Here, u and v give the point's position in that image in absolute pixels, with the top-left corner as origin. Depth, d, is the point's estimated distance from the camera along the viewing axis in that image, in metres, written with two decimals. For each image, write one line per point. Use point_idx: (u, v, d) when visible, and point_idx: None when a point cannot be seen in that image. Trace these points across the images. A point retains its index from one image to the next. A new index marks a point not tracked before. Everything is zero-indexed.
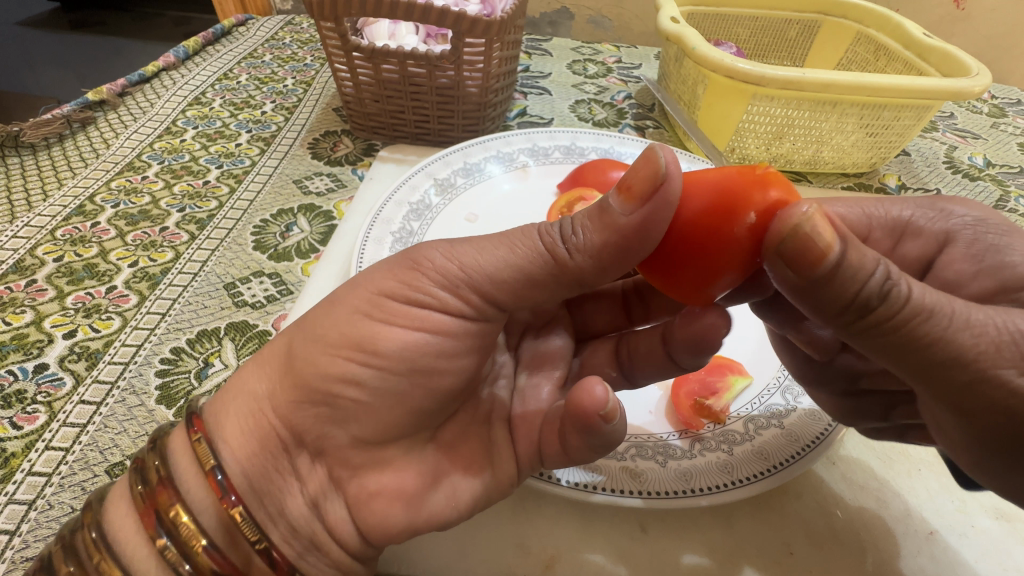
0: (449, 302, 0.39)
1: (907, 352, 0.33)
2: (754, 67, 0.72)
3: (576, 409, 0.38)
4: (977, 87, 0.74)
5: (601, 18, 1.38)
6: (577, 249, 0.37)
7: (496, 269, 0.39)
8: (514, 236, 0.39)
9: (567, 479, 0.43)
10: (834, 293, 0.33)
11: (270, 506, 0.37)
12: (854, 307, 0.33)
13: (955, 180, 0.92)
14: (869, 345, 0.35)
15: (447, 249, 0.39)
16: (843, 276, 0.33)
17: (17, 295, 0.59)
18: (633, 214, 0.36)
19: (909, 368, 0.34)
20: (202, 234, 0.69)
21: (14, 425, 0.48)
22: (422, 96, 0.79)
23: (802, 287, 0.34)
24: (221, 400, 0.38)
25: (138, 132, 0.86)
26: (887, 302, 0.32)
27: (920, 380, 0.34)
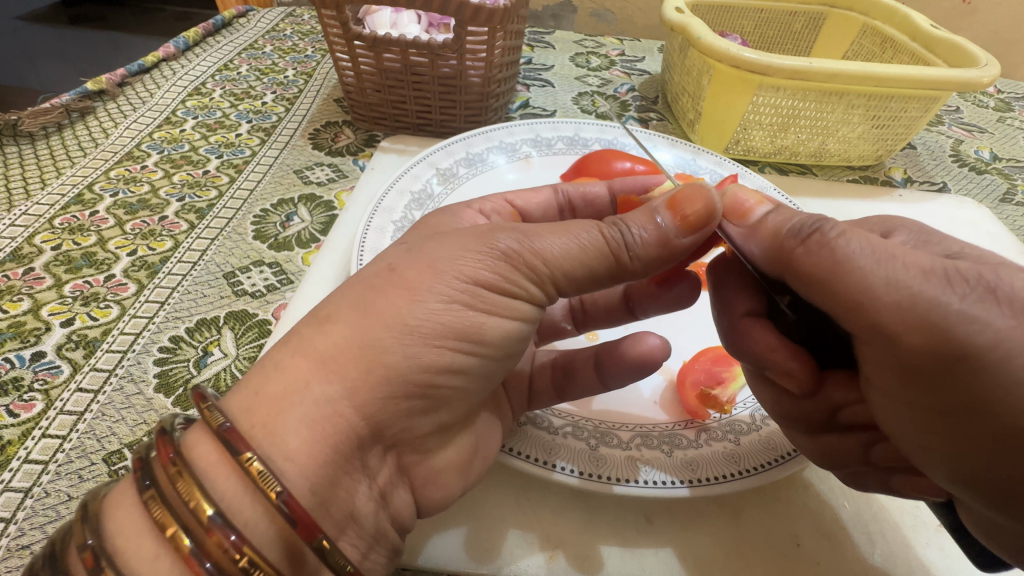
0: (536, 293, 0.38)
1: (833, 280, 0.33)
2: (760, 57, 0.71)
3: (647, 361, 0.47)
4: (986, 77, 0.73)
5: (604, 12, 1.37)
6: (638, 256, 0.39)
7: (571, 261, 0.38)
8: (581, 231, 0.38)
9: (607, 477, 0.42)
10: (766, 235, 0.38)
11: (336, 511, 0.33)
12: (777, 241, 0.37)
13: (962, 174, 0.91)
14: (798, 282, 0.36)
15: (522, 237, 0.37)
16: (769, 219, 0.39)
17: (15, 283, 0.59)
18: (688, 230, 0.39)
19: (839, 304, 0.34)
20: (202, 223, 0.68)
21: (11, 413, 0.47)
22: (424, 86, 0.79)
23: (742, 238, 0.40)
24: (261, 404, 0.31)
25: (137, 122, 0.85)
26: (804, 234, 0.36)
27: (858, 319, 0.33)
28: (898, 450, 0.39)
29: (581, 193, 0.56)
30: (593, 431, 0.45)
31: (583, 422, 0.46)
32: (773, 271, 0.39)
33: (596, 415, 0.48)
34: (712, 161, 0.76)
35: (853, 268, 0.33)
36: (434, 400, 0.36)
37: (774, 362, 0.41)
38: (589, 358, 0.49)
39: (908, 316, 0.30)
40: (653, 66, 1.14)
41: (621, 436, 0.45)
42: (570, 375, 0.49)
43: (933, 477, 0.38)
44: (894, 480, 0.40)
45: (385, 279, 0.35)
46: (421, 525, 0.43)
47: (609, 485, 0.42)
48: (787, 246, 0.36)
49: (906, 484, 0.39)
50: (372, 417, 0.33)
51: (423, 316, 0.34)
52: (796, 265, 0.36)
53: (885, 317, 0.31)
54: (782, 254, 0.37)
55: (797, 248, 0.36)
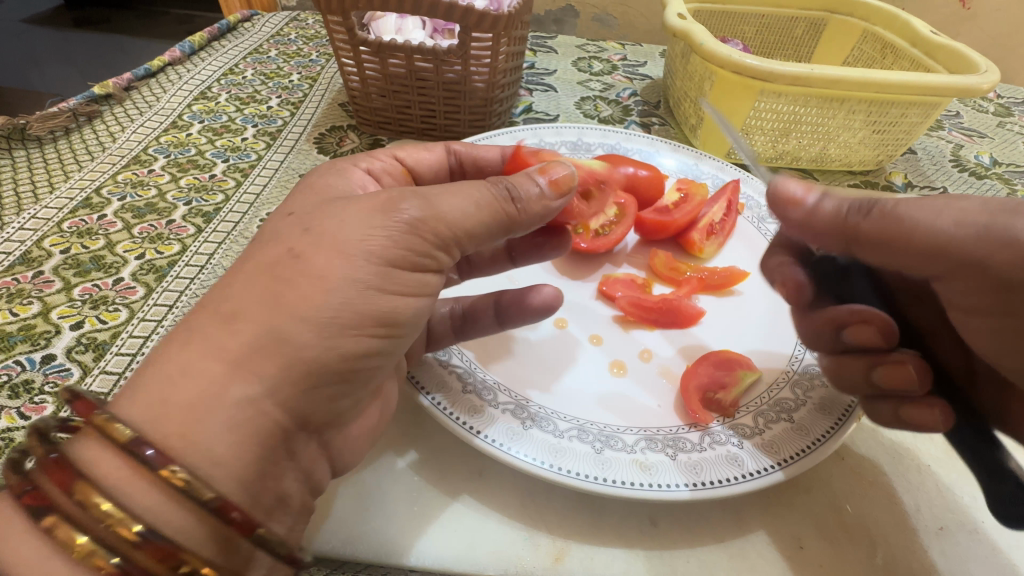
0: (445, 261, 0.40)
1: (907, 238, 0.39)
2: (761, 63, 0.72)
3: (549, 309, 0.55)
4: (986, 83, 0.74)
5: (606, 16, 1.38)
6: (525, 208, 0.41)
7: (471, 220, 0.39)
8: (477, 190, 0.40)
9: (613, 480, 0.42)
10: (829, 217, 0.42)
11: (268, 500, 0.34)
12: (842, 221, 0.41)
13: (962, 178, 0.91)
14: (871, 248, 0.41)
15: (422, 204, 0.37)
16: (824, 207, 0.42)
17: (25, 286, 0.59)
18: (558, 191, 0.43)
19: (914, 255, 0.39)
20: (209, 227, 0.68)
21: (22, 415, 0.48)
22: (428, 91, 0.80)
23: (798, 224, 0.43)
24: (198, 427, 0.28)
25: (143, 126, 0.86)
26: (867, 211, 0.40)
27: (934, 260, 0.39)
28: (898, 377, 0.44)
29: (474, 158, 0.56)
30: (598, 434, 0.46)
31: (588, 425, 0.47)
32: (837, 247, 0.43)
33: (599, 417, 0.48)
34: (714, 166, 0.76)
35: (919, 226, 0.39)
36: (357, 383, 0.37)
37: (774, 276, 0.51)
38: (489, 306, 0.54)
39: (983, 244, 0.37)
40: (654, 71, 1.14)
41: (625, 440, 0.46)
42: (471, 320, 0.54)
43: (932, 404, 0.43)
44: (902, 410, 0.45)
45: (289, 268, 0.34)
46: (426, 528, 0.43)
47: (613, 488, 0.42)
48: (852, 223, 0.41)
49: (912, 413, 0.44)
50: (297, 409, 0.34)
51: (339, 306, 0.34)
52: (869, 238, 0.40)
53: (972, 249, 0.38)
54: (849, 233, 0.41)
55: (864, 223, 0.40)
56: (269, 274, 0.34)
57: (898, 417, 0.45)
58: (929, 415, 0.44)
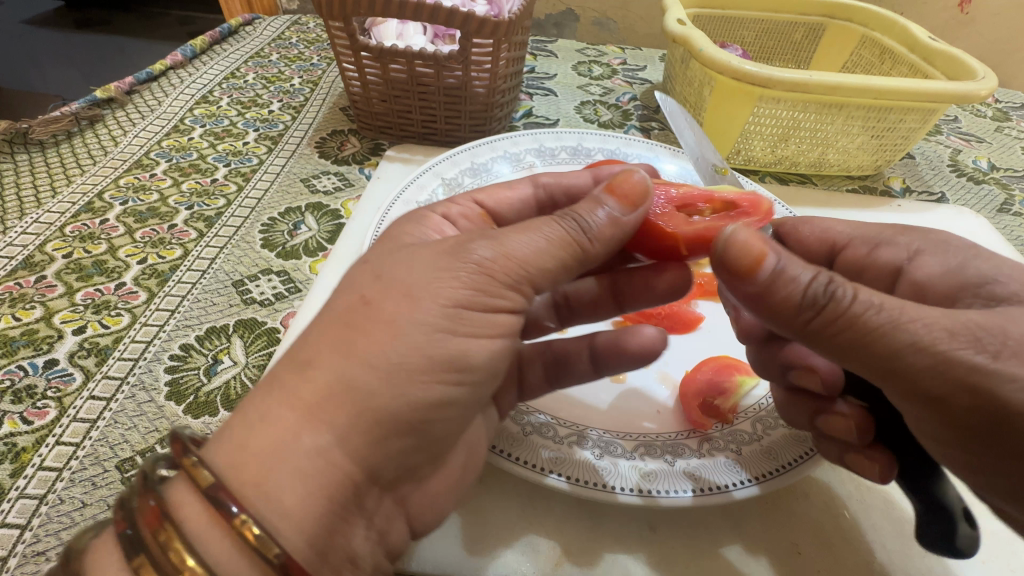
0: (516, 300, 0.38)
1: (859, 348, 0.34)
2: (760, 69, 0.73)
3: (649, 354, 0.49)
4: (984, 89, 0.74)
5: (606, 20, 1.39)
6: (595, 237, 0.40)
7: (539, 256, 0.38)
8: (543, 225, 0.39)
9: (619, 487, 0.43)
10: (782, 298, 0.36)
11: (335, 558, 0.33)
12: (792, 312, 0.36)
13: (960, 183, 0.92)
14: (823, 345, 0.36)
15: (494, 244, 0.37)
16: (776, 287, 0.36)
17: (27, 291, 0.60)
18: (630, 208, 0.42)
19: (865, 366, 0.35)
20: (211, 232, 0.69)
21: (24, 420, 0.48)
22: (429, 96, 0.80)
23: (749, 296, 0.38)
24: (249, 461, 0.30)
25: (145, 130, 0.86)
26: (821, 304, 0.35)
27: (883, 377, 0.34)
28: (841, 425, 0.43)
29: (562, 186, 0.56)
30: (597, 439, 0.46)
31: (588, 431, 0.47)
32: (787, 334, 0.38)
33: (600, 424, 0.48)
34: None
35: (878, 338, 0.33)
36: (425, 437, 0.36)
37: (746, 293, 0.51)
38: (584, 351, 0.51)
39: (938, 380, 0.32)
40: (654, 75, 1.15)
41: (625, 446, 0.46)
42: (565, 366, 0.51)
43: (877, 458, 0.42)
44: (847, 457, 0.43)
45: (361, 314, 0.34)
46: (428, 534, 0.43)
47: (619, 494, 0.42)
48: (804, 316, 0.36)
49: (856, 460, 0.43)
50: (367, 461, 0.33)
51: (405, 352, 0.33)
52: (816, 338, 0.36)
53: (927, 385, 0.32)
54: (799, 327, 0.36)
55: (814, 318, 0.35)
56: (342, 322, 0.34)
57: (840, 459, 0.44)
58: (869, 466, 0.42)
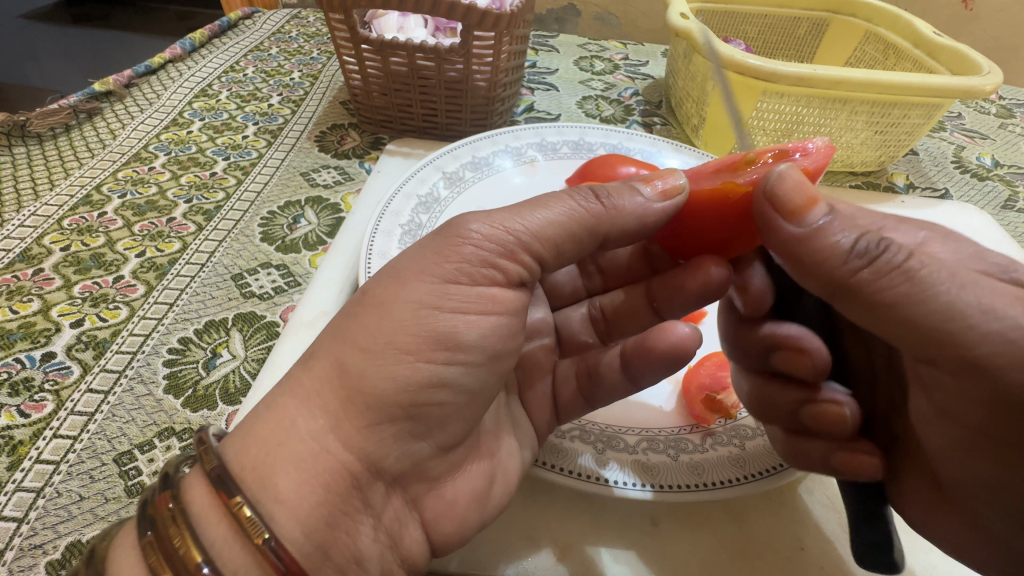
0: (509, 272, 0.39)
1: (909, 305, 0.32)
2: (764, 63, 0.72)
3: (678, 353, 0.47)
4: (988, 85, 0.74)
5: (608, 15, 1.38)
6: (609, 205, 0.41)
7: (548, 227, 0.40)
8: (553, 196, 0.41)
9: (616, 480, 0.42)
10: (825, 248, 0.35)
11: (340, 557, 0.31)
12: (838, 263, 0.35)
13: (964, 180, 0.91)
14: (864, 303, 0.34)
15: (487, 220, 0.39)
16: (815, 239, 0.36)
17: (24, 284, 0.59)
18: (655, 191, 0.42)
19: (909, 329, 0.33)
20: (210, 225, 0.68)
21: (22, 414, 0.48)
22: (430, 90, 0.79)
23: (791, 242, 0.37)
24: (251, 447, 0.30)
25: (144, 123, 0.85)
26: (871, 255, 0.34)
27: (926, 343, 0.32)
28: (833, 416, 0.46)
29: None
30: (599, 434, 0.46)
31: (589, 426, 0.47)
32: (823, 290, 0.37)
33: (602, 419, 0.48)
34: None
35: (934, 294, 0.31)
36: (422, 421, 0.35)
37: (742, 279, 0.48)
38: (615, 360, 0.50)
39: (1005, 345, 0.30)
40: (656, 70, 1.14)
41: (627, 440, 0.46)
42: (598, 380, 0.49)
43: (864, 455, 0.43)
44: (836, 457, 0.43)
45: (358, 305, 0.36)
46: None
47: (613, 487, 0.42)
48: (849, 267, 0.34)
49: (846, 459, 0.43)
50: (366, 455, 0.33)
51: (406, 343, 0.33)
52: (861, 290, 0.34)
53: (984, 351, 0.30)
54: (843, 279, 0.35)
55: (862, 270, 0.34)
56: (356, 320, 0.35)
57: (827, 462, 0.43)
58: (862, 461, 0.43)
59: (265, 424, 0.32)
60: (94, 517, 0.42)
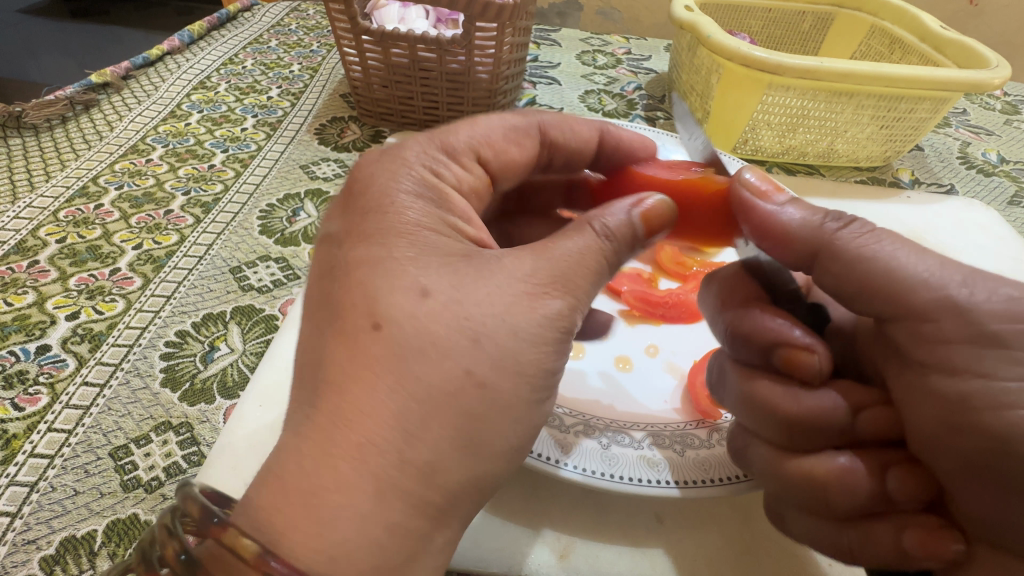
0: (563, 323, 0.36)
1: (879, 256, 0.35)
2: (770, 55, 0.71)
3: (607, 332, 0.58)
4: (997, 79, 0.73)
5: (611, 10, 1.37)
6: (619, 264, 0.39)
7: (585, 280, 0.37)
8: (586, 254, 0.37)
9: (630, 477, 0.42)
10: (804, 221, 0.39)
11: None
12: (818, 224, 0.39)
13: (970, 176, 0.90)
14: (841, 260, 0.37)
15: (538, 254, 0.35)
16: (793, 209, 0.40)
17: (19, 276, 0.58)
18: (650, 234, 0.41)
19: (879, 276, 0.35)
20: (208, 218, 0.67)
21: (15, 407, 0.47)
22: (431, 82, 0.78)
23: (767, 221, 0.41)
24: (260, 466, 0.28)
25: (141, 115, 0.84)
26: (846, 220, 0.38)
27: (899, 289, 0.34)
28: (914, 484, 0.35)
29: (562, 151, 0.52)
30: (604, 429, 0.45)
31: (593, 421, 0.46)
32: (807, 254, 0.39)
33: (607, 416, 0.48)
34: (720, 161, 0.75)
35: (898, 250, 0.35)
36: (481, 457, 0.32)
37: (787, 337, 0.42)
38: None
39: (970, 287, 0.33)
40: (660, 65, 1.13)
41: (632, 435, 0.45)
42: None
43: (944, 531, 0.33)
44: (906, 533, 0.34)
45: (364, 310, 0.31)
46: None
47: (628, 484, 0.41)
48: (828, 230, 0.38)
49: (921, 538, 0.34)
50: None
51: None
52: (842, 242, 0.37)
53: (958, 293, 0.33)
54: (828, 235, 0.38)
55: (840, 232, 0.37)
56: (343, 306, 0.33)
57: (900, 548, 0.34)
58: (944, 544, 0.33)
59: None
60: (89, 513, 0.41)
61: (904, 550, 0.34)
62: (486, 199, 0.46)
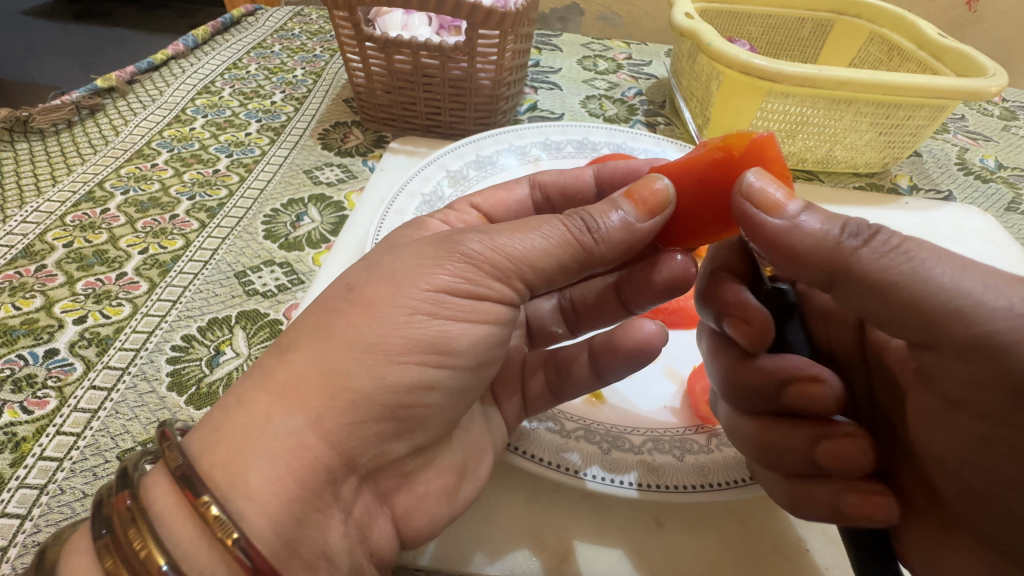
0: (504, 292, 0.38)
1: (901, 285, 0.32)
2: (770, 63, 0.72)
3: (644, 350, 0.47)
4: (994, 87, 0.74)
5: (612, 15, 1.38)
6: (604, 239, 0.39)
7: (537, 254, 0.38)
8: (551, 227, 0.39)
9: (632, 482, 0.42)
10: (815, 236, 0.36)
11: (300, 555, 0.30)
12: (835, 239, 0.35)
13: (967, 182, 0.91)
14: (859, 285, 0.34)
15: (484, 238, 0.37)
16: (808, 220, 0.36)
17: (27, 280, 0.59)
18: (647, 215, 0.40)
19: (902, 308, 0.33)
20: (213, 223, 0.68)
21: (25, 410, 0.48)
22: (434, 88, 0.79)
23: (775, 234, 0.37)
24: None
25: (146, 120, 0.85)
26: (866, 233, 0.34)
27: (927, 323, 0.32)
28: (845, 454, 0.40)
29: (559, 185, 0.56)
30: (604, 434, 0.46)
31: (594, 426, 0.47)
32: (824, 276, 0.36)
33: (608, 421, 0.48)
34: None
35: (926, 276, 0.32)
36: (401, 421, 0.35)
37: (737, 311, 0.46)
38: (583, 355, 0.50)
39: (1016, 320, 0.29)
40: (660, 70, 1.14)
41: (632, 440, 0.46)
42: (565, 373, 0.49)
43: (878, 496, 0.38)
44: (844, 497, 0.39)
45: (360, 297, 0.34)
46: None
47: (629, 488, 0.42)
48: (845, 247, 0.35)
49: (857, 501, 0.38)
50: (343, 447, 0.32)
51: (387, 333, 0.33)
52: (863, 265, 0.34)
53: (1002, 332, 0.30)
54: (845, 254, 0.34)
55: (860, 250, 0.34)
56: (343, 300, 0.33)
57: (836, 507, 0.39)
58: (873, 506, 0.38)
59: (257, 419, 0.30)
60: None
61: (841, 512, 0.39)
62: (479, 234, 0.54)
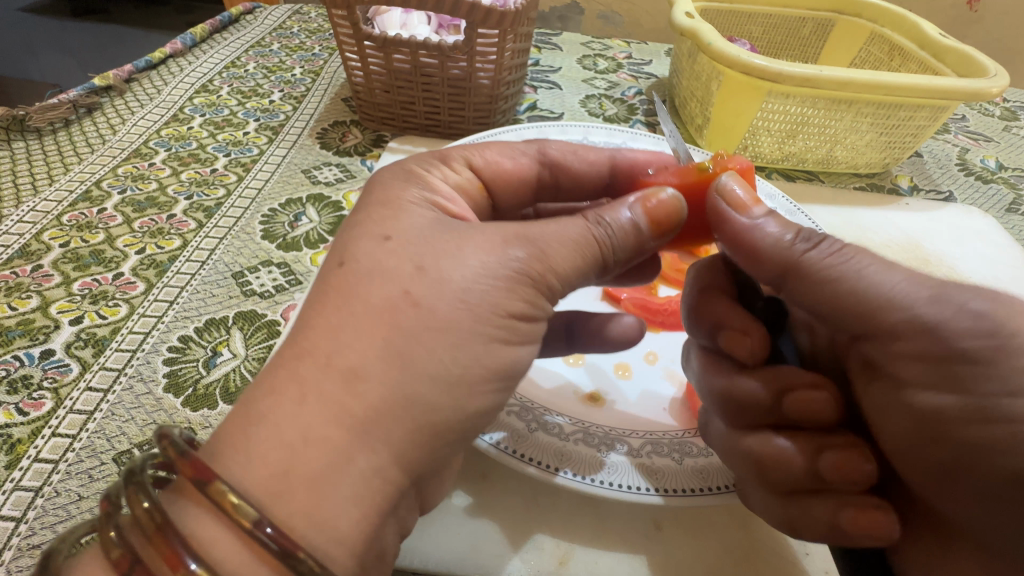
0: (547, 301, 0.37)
1: (842, 279, 0.36)
2: (770, 64, 0.71)
3: (625, 341, 0.52)
4: (995, 87, 0.73)
5: (612, 13, 1.38)
6: (620, 259, 0.40)
7: (569, 262, 0.37)
8: (575, 237, 0.38)
9: (633, 485, 0.42)
10: (772, 239, 0.39)
11: None
12: (790, 243, 0.39)
13: (968, 182, 0.91)
14: (807, 283, 0.38)
15: (529, 247, 0.36)
16: (767, 225, 0.40)
17: (23, 280, 0.59)
18: (657, 233, 0.41)
19: (843, 299, 0.36)
20: (210, 223, 0.68)
21: (20, 412, 0.47)
22: (433, 87, 0.79)
23: (738, 237, 0.41)
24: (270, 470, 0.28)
25: (144, 119, 0.85)
26: (816, 239, 0.38)
27: (875, 306, 0.35)
28: (847, 469, 0.39)
29: (568, 171, 0.54)
30: (602, 436, 0.46)
31: (593, 429, 0.46)
32: (777, 274, 0.40)
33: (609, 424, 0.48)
34: None
35: (865, 273, 0.36)
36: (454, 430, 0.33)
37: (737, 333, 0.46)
38: (560, 326, 0.52)
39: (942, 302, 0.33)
40: (660, 69, 1.14)
41: (632, 443, 0.45)
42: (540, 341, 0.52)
43: (879, 512, 0.37)
44: (842, 513, 0.38)
45: (361, 287, 0.32)
46: (428, 530, 0.42)
47: (629, 492, 0.42)
48: (797, 250, 0.38)
49: (858, 517, 0.38)
50: None
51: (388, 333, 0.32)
52: (810, 265, 0.37)
53: (932, 312, 0.33)
54: (796, 256, 0.38)
55: (809, 254, 0.38)
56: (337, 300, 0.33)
57: (837, 524, 0.38)
58: (872, 520, 0.37)
59: None
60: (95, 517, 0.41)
61: (839, 528, 0.38)
62: (477, 201, 0.49)
